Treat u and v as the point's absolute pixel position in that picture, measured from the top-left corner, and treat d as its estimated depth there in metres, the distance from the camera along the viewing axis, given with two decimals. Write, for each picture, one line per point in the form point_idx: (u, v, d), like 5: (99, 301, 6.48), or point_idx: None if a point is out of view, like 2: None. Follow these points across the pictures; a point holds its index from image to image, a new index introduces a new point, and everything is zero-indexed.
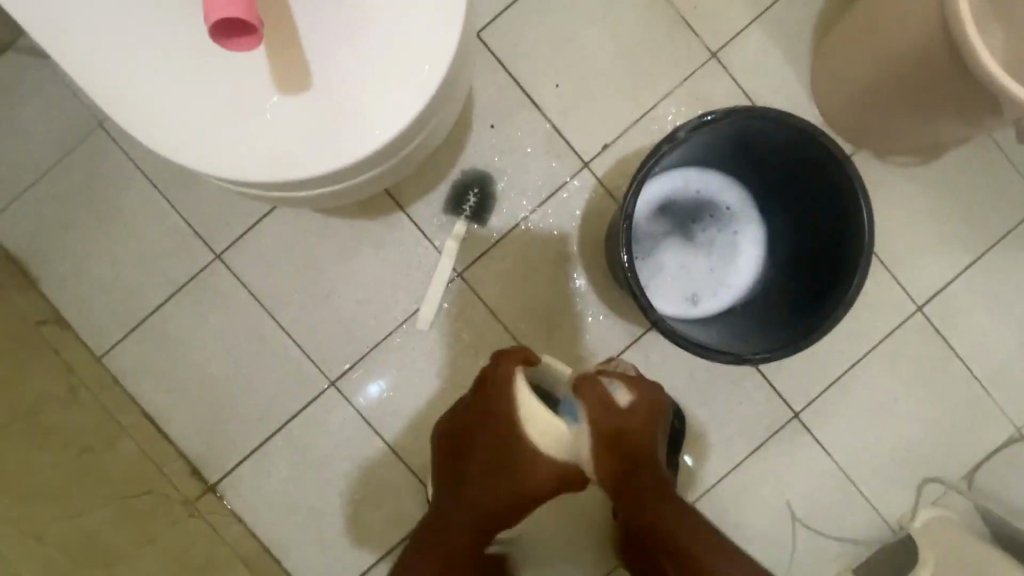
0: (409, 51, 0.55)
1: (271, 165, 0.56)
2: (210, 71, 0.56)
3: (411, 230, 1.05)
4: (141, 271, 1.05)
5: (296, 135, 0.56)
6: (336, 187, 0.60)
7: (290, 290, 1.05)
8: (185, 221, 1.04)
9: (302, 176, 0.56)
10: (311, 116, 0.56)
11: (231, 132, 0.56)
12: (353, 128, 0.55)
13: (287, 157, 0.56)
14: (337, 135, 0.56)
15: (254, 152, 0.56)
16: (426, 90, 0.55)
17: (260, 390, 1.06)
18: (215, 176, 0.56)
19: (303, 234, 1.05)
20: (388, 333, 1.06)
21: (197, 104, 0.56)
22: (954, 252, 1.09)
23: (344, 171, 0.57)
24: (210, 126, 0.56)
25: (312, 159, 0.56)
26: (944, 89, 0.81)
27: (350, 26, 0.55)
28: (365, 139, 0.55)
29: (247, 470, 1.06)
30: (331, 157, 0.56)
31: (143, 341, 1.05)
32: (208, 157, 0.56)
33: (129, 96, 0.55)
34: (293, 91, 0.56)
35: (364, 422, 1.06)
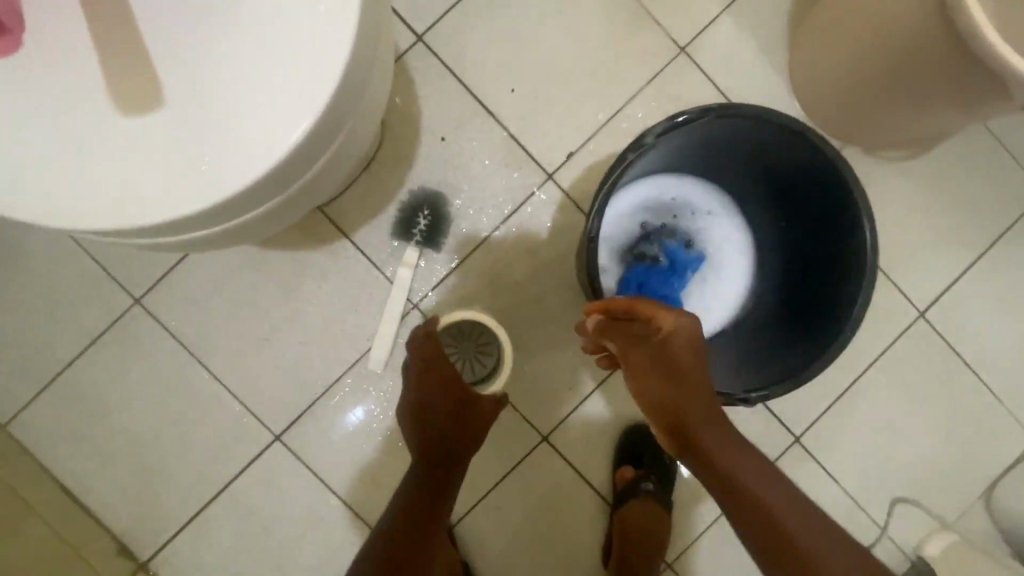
0: (294, 53, 0.44)
1: (124, 208, 0.44)
2: (39, 93, 0.44)
3: (358, 259, 0.93)
4: (46, 322, 0.91)
5: (157, 166, 0.44)
6: (226, 225, 0.49)
7: (223, 334, 0.93)
8: (93, 261, 0.91)
9: (170, 217, 0.44)
10: (175, 141, 0.44)
11: (70, 168, 0.44)
12: (229, 154, 0.44)
13: (145, 196, 0.44)
14: (211, 162, 0.44)
15: (101, 192, 0.44)
16: (321, 98, 0.44)
17: (194, 449, 0.93)
18: (52, 225, 0.44)
19: (234, 269, 0.92)
20: (340, 376, 0.94)
21: (25, 134, 0.44)
22: (955, 250, 1.00)
23: (224, 209, 0.46)
24: (41, 165, 0.44)
25: (176, 197, 0.44)
26: (942, 73, 0.72)
27: (217, 31, 0.44)
28: (246, 165, 0.44)
29: (186, 543, 0.93)
30: (202, 192, 0.44)
31: (57, 402, 0.92)
32: (41, 203, 0.44)
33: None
34: (145, 110, 0.44)
35: (318, 478, 0.94)
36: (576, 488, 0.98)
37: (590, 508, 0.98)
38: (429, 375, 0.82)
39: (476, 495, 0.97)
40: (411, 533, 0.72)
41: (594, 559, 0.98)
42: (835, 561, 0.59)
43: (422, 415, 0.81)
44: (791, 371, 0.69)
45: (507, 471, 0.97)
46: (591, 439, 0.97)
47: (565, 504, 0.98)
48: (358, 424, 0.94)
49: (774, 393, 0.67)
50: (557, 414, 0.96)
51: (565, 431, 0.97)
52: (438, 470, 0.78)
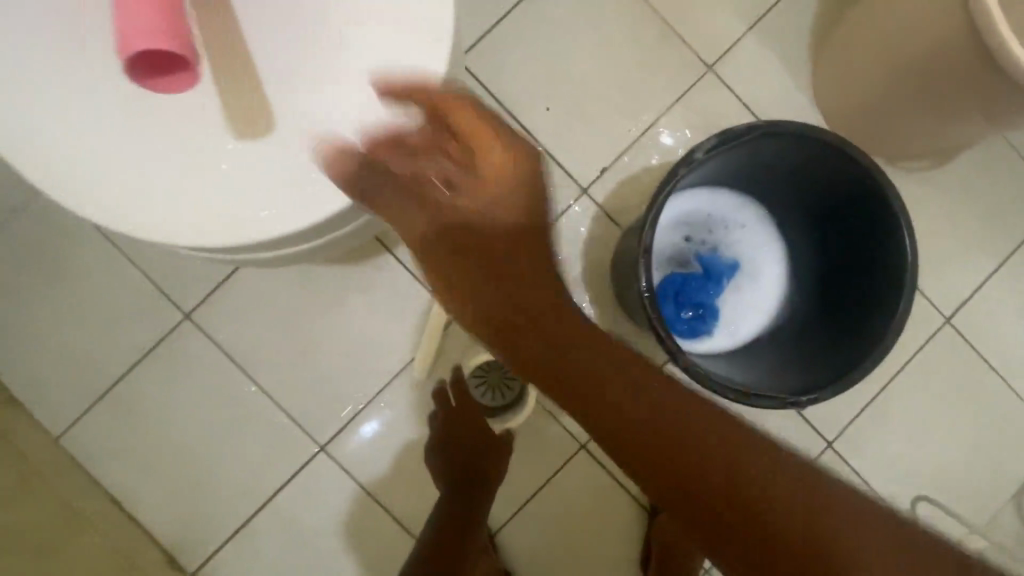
0: (394, 87, 0.48)
1: (233, 227, 0.47)
2: (155, 117, 0.47)
3: (401, 272, 0.96)
4: (98, 336, 0.94)
5: (262, 188, 0.47)
6: (317, 242, 0.52)
7: (269, 346, 0.95)
8: (144, 276, 0.94)
9: (275, 236, 0.47)
10: (283, 165, 0.48)
11: (185, 192, 0.47)
12: (330, 177, 0.47)
13: (251, 216, 0.47)
14: (314, 184, 0.47)
15: (212, 212, 0.47)
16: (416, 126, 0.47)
17: (241, 460, 0.95)
18: (165, 243, 0.47)
19: (280, 283, 0.95)
20: (382, 387, 0.96)
21: (141, 155, 0.47)
22: (976, 257, 1.03)
23: (321, 228, 0.49)
24: (157, 188, 0.47)
25: (280, 217, 0.47)
26: (968, 87, 0.75)
27: (324, 67, 0.49)
28: (345, 188, 0.47)
29: (232, 553, 0.95)
30: (304, 212, 0.47)
31: (108, 415, 0.94)
32: (156, 223, 0.47)
33: (53, 154, 0.47)
34: (256, 135, 0.47)
35: (360, 487, 0.96)
36: (614, 495, 0.99)
37: (627, 515, 1.00)
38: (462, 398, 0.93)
39: (516, 503, 0.98)
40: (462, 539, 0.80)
41: (632, 565, 1.00)
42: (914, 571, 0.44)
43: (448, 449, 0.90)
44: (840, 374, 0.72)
45: (546, 479, 0.98)
46: None
47: (602, 511, 0.99)
48: (374, 436, 0.96)
49: (827, 396, 0.70)
50: None
51: None
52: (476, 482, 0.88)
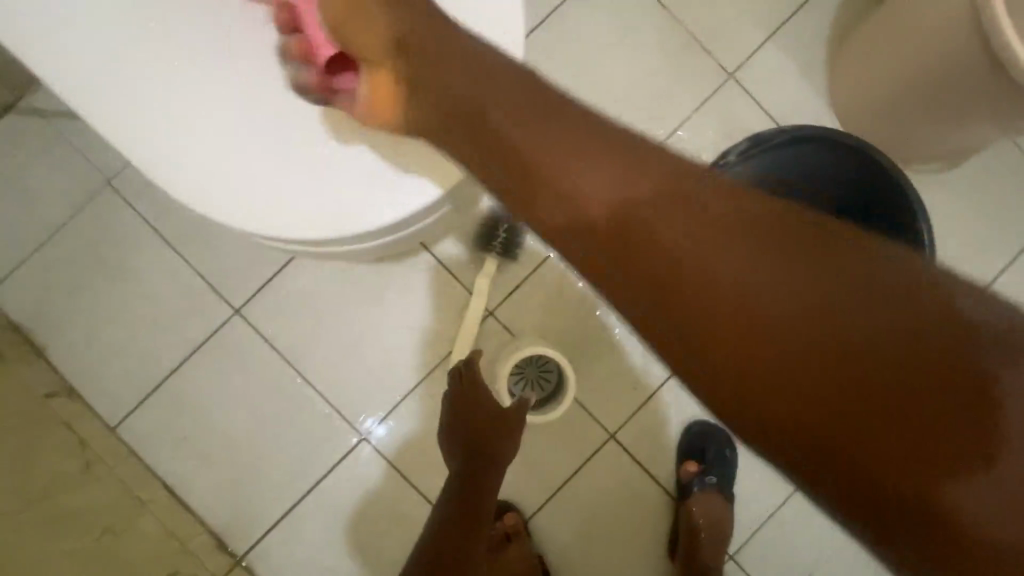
0: None
1: (333, 221, 0.56)
2: (264, 129, 0.57)
3: (439, 270, 1.01)
4: (151, 330, 0.99)
5: (352, 187, 0.56)
6: (392, 237, 0.60)
7: (312, 340, 1.00)
8: (196, 274, 1.00)
9: (367, 227, 0.56)
10: (372, 167, 0.56)
11: (292, 192, 0.56)
12: (414, 178, 0.56)
13: (348, 210, 0.56)
14: (397, 184, 0.56)
15: (315, 209, 0.56)
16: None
17: (286, 449, 1.00)
18: (275, 235, 0.57)
19: (324, 280, 1.00)
20: (421, 380, 1.01)
21: (252, 161, 0.57)
22: (986, 255, 1.08)
23: (405, 221, 0.57)
24: (270, 189, 0.56)
25: (373, 211, 0.56)
26: (980, 93, 0.80)
27: None
28: (424, 188, 0.56)
29: (277, 539, 0.99)
30: (393, 207, 0.56)
31: (162, 406, 0.99)
32: (268, 219, 0.56)
33: (180, 162, 0.56)
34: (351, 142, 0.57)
35: (398, 475, 1.00)
36: (642, 482, 1.03)
37: (655, 501, 1.04)
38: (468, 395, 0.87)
39: (549, 490, 1.03)
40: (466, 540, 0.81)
41: (660, 551, 1.04)
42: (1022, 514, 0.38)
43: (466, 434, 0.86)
44: None
45: (577, 468, 1.03)
46: (655, 436, 1.03)
47: (630, 498, 1.03)
48: (386, 434, 1.00)
49: None
50: (623, 413, 1.03)
51: (630, 429, 1.03)
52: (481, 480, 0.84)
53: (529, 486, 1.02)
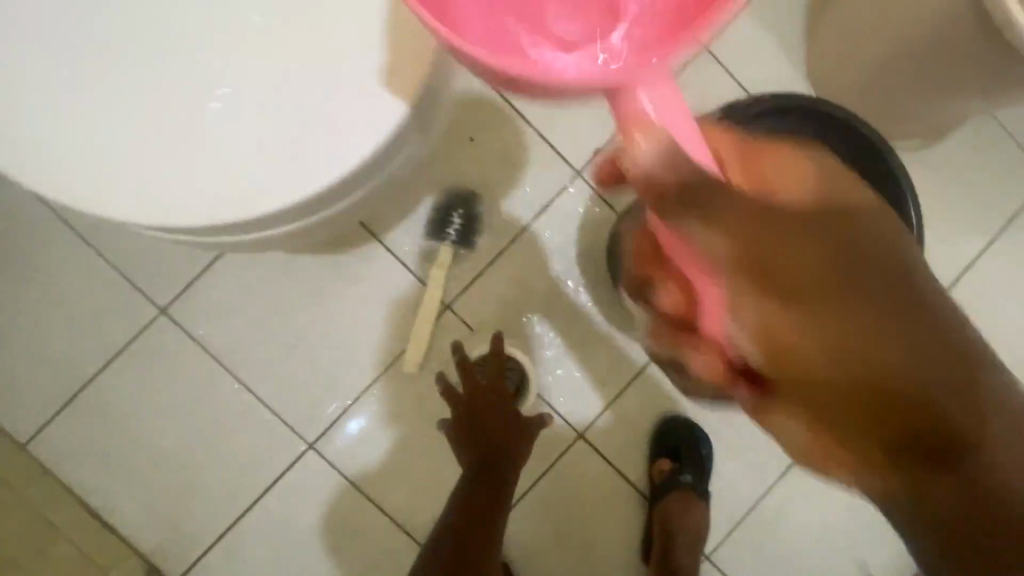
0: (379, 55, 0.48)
1: (221, 205, 0.47)
2: (128, 93, 0.47)
3: (389, 262, 0.92)
4: (66, 334, 0.88)
5: (240, 166, 0.47)
6: (294, 226, 0.51)
7: (250, 341, 0.90)
8: (114, 270, 0.89)
9: (264, 211, 0.47)
10: (268, 137, 0.47)
11: (170, 171, 0.47)
12: (321, 151, 0.47)
13: (240, 190, 0.47)
14: (293, 162, 0.47)
15: (198, 191, 0.47)
16: (403, 106, 0.48)
17: (225, 462, 0.90)
18: (152, 223, 0.47)
19: (261, 274, 0.90)
20: (372, 382, 0.92)
21: (113, 133, 0.47)
22: (969, 236, 1.03)
23: (312, 203, 0.49)
24: (142, 167, 0.47)
25: (270, 191, 0.47)
26: (969, 61, 0.73)
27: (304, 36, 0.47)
28: (326, 167, 0.47)
29: (217, 560, 0.90)
30: (293, 186, 0.47)
31: (79, 420, 0.88)
32: (141, 204, 0.47)
33: (27, 136, 0.47)
34: (241, 107, 0.47)
35: (350, 486, 0.92)
36: (613, 484, 0.97)
37: (628, 502, 0.98)
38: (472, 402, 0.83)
39: (513, 496, 0.96)
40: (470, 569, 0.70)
41: (632, 556, 0.98)
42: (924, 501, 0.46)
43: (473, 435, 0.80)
44: None
45: (544, 470, 0.96)
46: (626, 436, 0.97)
47: (601, 500, 0.97)
48: (358, 434, 0.92)
49: None
50: (591, 411, 0.96)
51: (600, 428, 0.97)
52: (490, 495, 0.76)
53: None
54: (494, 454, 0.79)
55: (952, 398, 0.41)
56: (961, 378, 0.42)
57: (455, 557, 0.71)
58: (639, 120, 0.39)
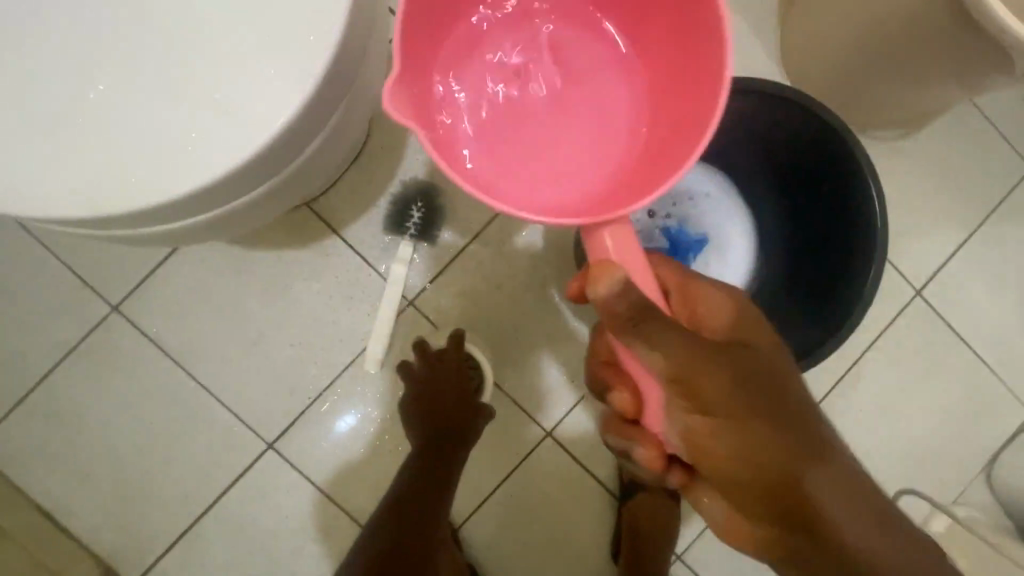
0: (283, 32, 0.44)
1: (110, 195, 0.43)
2: (12, 75, 0.44)
3: (350, 257, 0.89)
4: (15, 333, 0.86)
5: (131, 151, 0.44)
6: (201, 217, 0.48)
7: (205, 340, 0.88)
8: (64, 267, 0.86)
9: (157, 201, 0.44)
10: (162, 120, 0.44)
11: (57, 159, 0.44)
12: (219, 137, 0.44)
13: (131, 178, 0.44)
14: (189, 146, 0.44)
15: (85, 180, 0.44)
16: (306, 88, 0.44)
17: (182, 463, 0.88)
18: (36, 214, 0.44)
19: (216, 270, 0.88)
20: (332, 381, 0.90)
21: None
22: (948, 227, 1.00)
23: (213, 193, 0.45)
24: (27, 155, 0.44)
25: (163, 179, 0.44)
26: (939, 45, 0.69)
27: (205, 12, 0.44)
28: (225, 151, 0.44)
29: (175, 563, 0.88)
30: (189, 175, 0.44)
31: (31, 420, 0.86)
32: (26, 194, 0.44)
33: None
34: (133, 88, 0.44)
35: (311, 487, 0.90)
36: (582, 484, 0.95)
37: (598, 502, 0.96)
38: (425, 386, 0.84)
39: (480, 495, 0.94)
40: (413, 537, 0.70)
41: (603, 555, 0.96)
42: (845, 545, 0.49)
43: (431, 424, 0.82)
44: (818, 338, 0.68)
45: (515, 465, 0.94)
46: (596, 433, 0.95)
47: (572, 499, 0.95)
48: (347, 432, 0.90)
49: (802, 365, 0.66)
50: (560, 408, 0.94)
51: (568, 427, 0.94)
52: (437, 474, 0.77)
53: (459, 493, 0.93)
54: (444, 438, 0.81)
55: (835, 491, 0.50)
56: (840, 474, 0.51)
57: (399, 523, 0.70)
58: (608, 227, 0.47)
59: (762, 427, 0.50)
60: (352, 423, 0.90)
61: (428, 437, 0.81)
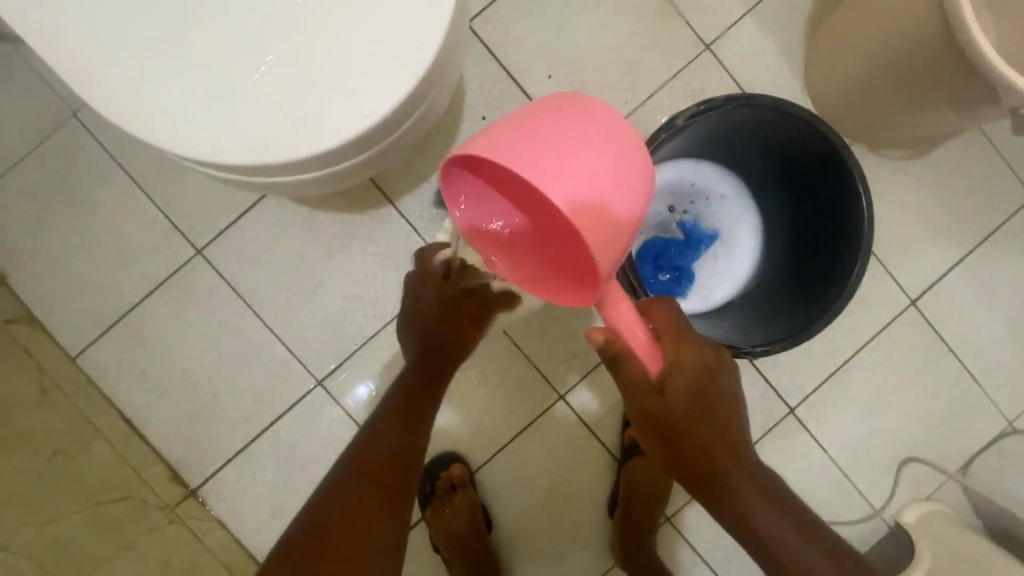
0: (396, 40, 0.56)
1: (247, 151, 0.56)
2: (186, 48, 0.56)
3: (401, 225, 1.02)
4: (113, 264, 1.00)
5: (273, 118, 0.56)
6: (312, 174, 0.60)
7: (271, 285, 1.02)
8: (159, 212, 1.00)
9: (281, 159, 0.56)
10: (294, 99, 0.56)
11: (209, 118, 0.56)
12: (335, 116, 0.56)
13: (265, 140, 0.56)
14: (317, 120, 0.56)
15: (230, 137, 0.56)
16: (409, 83, 0.56)
17: (242, 391, 1.02)
18: (190, 158, 0.57)
19: (284, 226, 1.01)
20: (376, 332, 1.03)
21: (170, 80, 0.56)
22: (945, 246, 1.08)
23: (324, 159, 0.58)
24: (188, 112, 0.56)
25: (288, 144, 0.56)
26: (939, 79, 0.78)
27: (336, 18, 0.56)
28: (343, 126, 0.56)
29: (229, 476, 1.02)
30: (309, 142, 0.56)
31: (120, 340, 1.01)
32: (183, 141, 0.56)
33: (100, 75, 0.56)
34: (274, 71, 0.56)
35: (350, 422, 1.03)
36: (588, 446, 1.07)
37: (600, 463, 1.07)
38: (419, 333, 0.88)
39: (495, 445, 1.06)
40: (378, 500, 0.72)
41: (599, 510, 1.08)
42: (761, 532, 0.68)
43: (426, 371, 0.86)
44: (803, 326, 0.79)
45: (528, 423, 1.06)
46: (604, 401, 1.06)
47: (577, 458, 1.07)
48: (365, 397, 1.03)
49: (786, 346, 0.77)
50: (573, 376, 1.06)
51: (580, 394, 1.06)
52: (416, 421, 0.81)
53: (477, 441, 1.06)
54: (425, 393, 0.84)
55: (753, 482, 0.69)
56: (766, 490, 0.69)
57: (364, 482, 0.73)
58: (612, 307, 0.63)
59: (699, 439, 0.68)
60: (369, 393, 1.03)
61: (425, 386, 0.84)
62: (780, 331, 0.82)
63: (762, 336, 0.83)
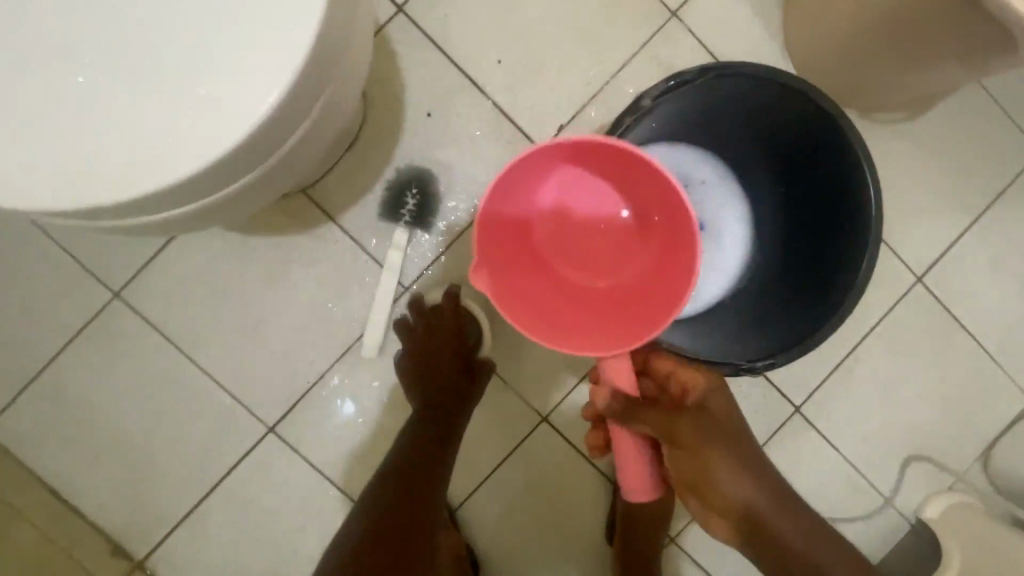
0: (262, 28, 0.45)
1: (92, 190, 0.45)
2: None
3: (347, 244, 0.90)
4: (19, 318, 0.88)
5: (119, 145, 0.45)
6: (188, 208, 0.49)
7: (204, 325, 0.89)
8: (65, 253, 0.87)
9: (135, 194, 0.44)
10: (142, 117, 0.45)
11: (39, 155, 0.45)
12: (196, 132, 0.45)
13: (111, 172, 0.45)
14: (173, 140, 0.45)
15: (67, 177, 0.45)
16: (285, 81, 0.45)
17: (184, 446, 0.91)
18: (25, 209, 0.45)
19: (214, 256, 0.89)
20: (330, 368, 0.91)
21: None
22: (950, 213, 0.99)
23: (195, 187, 0.46)
24: (11, 151, 0.45)
25: (141, 174, 0.45)
26: (940, 27, 0.67)
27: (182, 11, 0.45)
28: (205, 143, 0.45)
29: (179, 543, 0.91)
30: (165, 168, 0.44)
31: (37, 403, 0.88)
32: (12, 189, 0.45)
33: None
34: (112, 85, 0.45)
35: (309, 469, 0.92)
36: (578, 468, 0.97)
37: (593, 486, 0.97)
38: (425, 384, 0.85)
39: (475, 479, 0.95)
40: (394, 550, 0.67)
41: (597, 538, 0.98)
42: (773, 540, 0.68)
43: (432, 410, 0.82)
44: (807, 330, 0.69)
45: (509, 452, 0.95)
46: None
47: (567, 484, 0.97)
48: (324, 441, 0.92)
49: (790, 355, 0.68)
50: (554, 396, 0.95)
51: (564, 414, 0.95)
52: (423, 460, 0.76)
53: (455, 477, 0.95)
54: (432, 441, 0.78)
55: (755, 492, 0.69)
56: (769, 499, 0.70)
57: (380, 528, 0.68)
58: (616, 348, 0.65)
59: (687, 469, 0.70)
60: (329, 436, 0.92)
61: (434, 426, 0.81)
62: (782, 336, 0.72)
63: (761, 343, 0.73)
